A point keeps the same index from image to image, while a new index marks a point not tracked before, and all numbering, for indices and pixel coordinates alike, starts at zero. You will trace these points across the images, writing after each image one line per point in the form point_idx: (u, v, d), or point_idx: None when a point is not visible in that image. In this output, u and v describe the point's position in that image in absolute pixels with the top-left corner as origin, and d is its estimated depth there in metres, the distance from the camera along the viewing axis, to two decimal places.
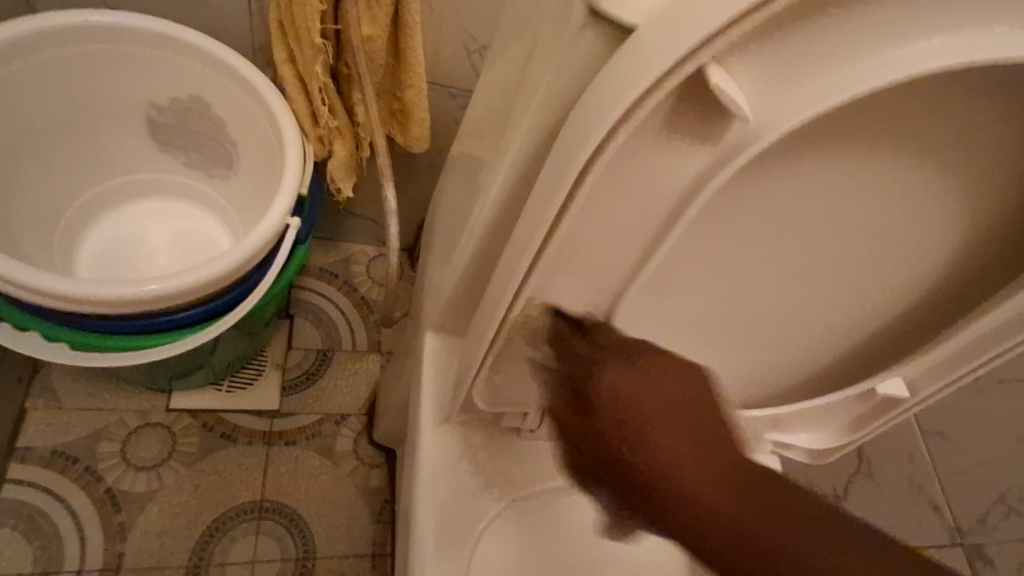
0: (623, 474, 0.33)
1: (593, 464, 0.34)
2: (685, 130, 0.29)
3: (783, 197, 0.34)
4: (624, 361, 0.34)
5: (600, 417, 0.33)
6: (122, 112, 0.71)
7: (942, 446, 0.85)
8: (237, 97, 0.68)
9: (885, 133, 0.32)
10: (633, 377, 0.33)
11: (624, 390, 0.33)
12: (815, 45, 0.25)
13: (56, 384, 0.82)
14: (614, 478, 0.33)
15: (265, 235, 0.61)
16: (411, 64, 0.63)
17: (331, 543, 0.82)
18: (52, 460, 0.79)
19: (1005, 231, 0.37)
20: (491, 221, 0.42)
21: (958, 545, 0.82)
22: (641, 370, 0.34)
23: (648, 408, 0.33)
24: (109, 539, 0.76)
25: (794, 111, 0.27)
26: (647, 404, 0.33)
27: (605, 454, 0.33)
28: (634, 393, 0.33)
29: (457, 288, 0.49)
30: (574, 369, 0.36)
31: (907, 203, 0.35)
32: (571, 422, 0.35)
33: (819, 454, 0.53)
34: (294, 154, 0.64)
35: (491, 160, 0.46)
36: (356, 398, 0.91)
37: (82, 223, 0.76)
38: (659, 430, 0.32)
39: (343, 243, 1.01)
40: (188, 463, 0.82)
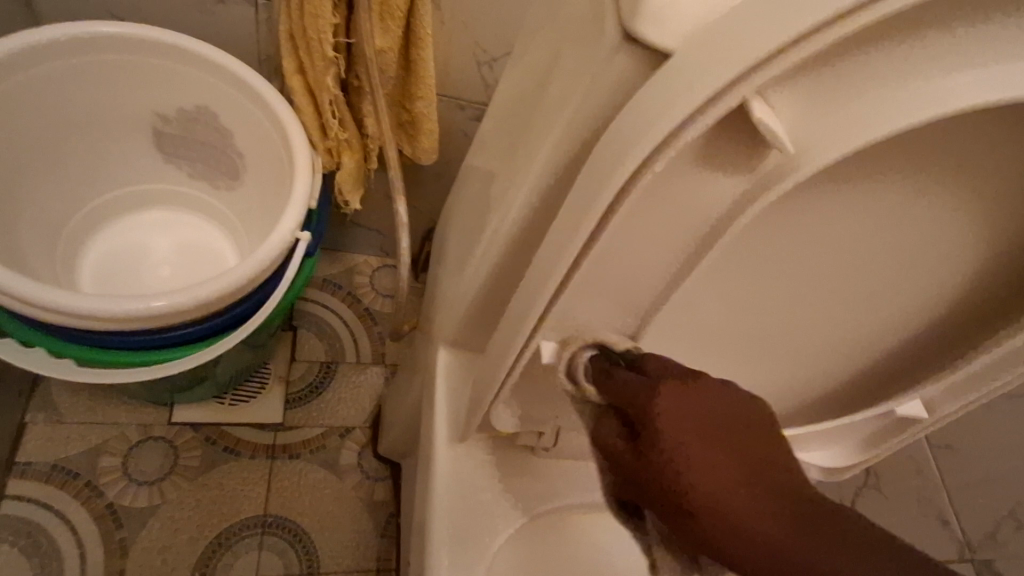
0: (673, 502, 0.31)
1: (644, 496, 0.33)
2: (720, 158, 0.29)
3: (811, 222, 0.34)
4: (674, 381, 0.32)
5: (646, 447, 0.32)
6: (127, 122, 0.71)
7: (950, 461, 0.85)
8: (245, 108, 0.67)
9: (916, 161, 0.31)
10: (678, 402, 0.31)
11: (671, 410, 0.31)
12: (860, 76, 0.25)
13: (56, 398, 0.81)
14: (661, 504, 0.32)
15: (275, 249, 0.60)
16: (422, 76, 0.62)
17: (336, 559, 0.81)
18: (52, 474, 0.77)
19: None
20: (510, 241, 0.42)
21: (968, 561, 0.81)
22: (690, 391, 0.32)
23: (694, 432, 0.31)
24: (110, 555, 0.75)
25: (837, 139, 0.26)
26: (691, 428, 0.31)
27: (647, 485, 0.32)
28: (678, 420, 0.31)
29: (473, 306, 0.49)
30: (620, 398, 0.34)
31: (934, 229, 0.35)
32: (626, 457, 0.33)
33: (833, 472, 0.52)
34: (304, 167, 0.63)
35: (509, 178, 0.46)
36: (360, 410, 0.90)
37: (86, 234, 0.75)
38: (708, 459, 0.31)
39: (346, 253, 1.00)
40: (190, 477, 0.81)
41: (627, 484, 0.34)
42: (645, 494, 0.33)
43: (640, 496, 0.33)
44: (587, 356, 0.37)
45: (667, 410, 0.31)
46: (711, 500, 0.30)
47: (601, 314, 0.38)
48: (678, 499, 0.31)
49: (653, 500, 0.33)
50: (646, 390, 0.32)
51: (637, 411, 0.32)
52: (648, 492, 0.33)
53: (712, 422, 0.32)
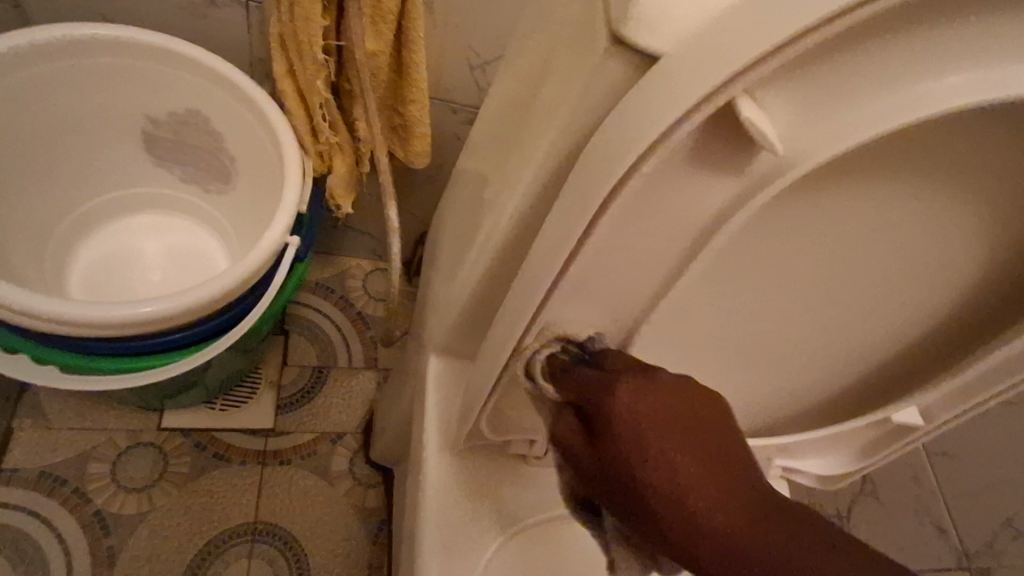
0: (633, 490, 0.31)
1: (602, 488, 0.34)
2: (713, 161, 0.28)
3: (804, 228, 0.34)
4: (635, 374, 0.33)
5: (609, 437, 0.32)
6: (117, 125, 0.70)
7: (948, 468, 0.85)
8: (236, 111, 0.67)
9: (910, 165, 0.31)
10: (637, 394, 0.32)
11: (631, 400, 0.32)
12: (851, 76, 0.24)
13: (44, 403, 0.80)
14: (621, 495, 0.32)
15: (265, 254, 0.59)
16: (414, 78, 0.62)
17: (327, 566, 0.80)
18: (39, 481, 0.76)
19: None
20: (501, 246, 0.41)
21: (965, 570, 0.81)
22: (650, 383, 0.33)
23: (651, 419, 0.31)
24: (98, 563, 0.74)
25: (828, 143, 0.26)
26: (650, 416, 0.31)
27: (609, 476, 0.33)
28: (638, 411, 0.31)
29: (463, 311, 0.48)
30: (578, 393, 0.35)
31: (930, 234, 0.35)
32: (583, 451, 0.34)
33: (829, 480, 0.51)
34: (294, 171, 0.62)
35: (500, 183, 0.45)
36: (352, 416, 0.89)
37: (74, 238, 0.74)
38: (663, 445, 0.31)
39: (339, 257, 0.99)
40: (180, 483, 0.80)
41: (590, 480, 0.35)
42: (605, 488, 0.33)
43: (599, 489, 0.34)
44: (549, 353, 0.37)
45: (626, 402, 0.32)
46: (665, 489, 0.30)
47: (593, 320, 0.37)
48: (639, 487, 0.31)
49: (613, 492, 0.33)
50: (606, 383, 0.33)
51: (596, 404, 0.33)
52: (608, 483, 0.33)
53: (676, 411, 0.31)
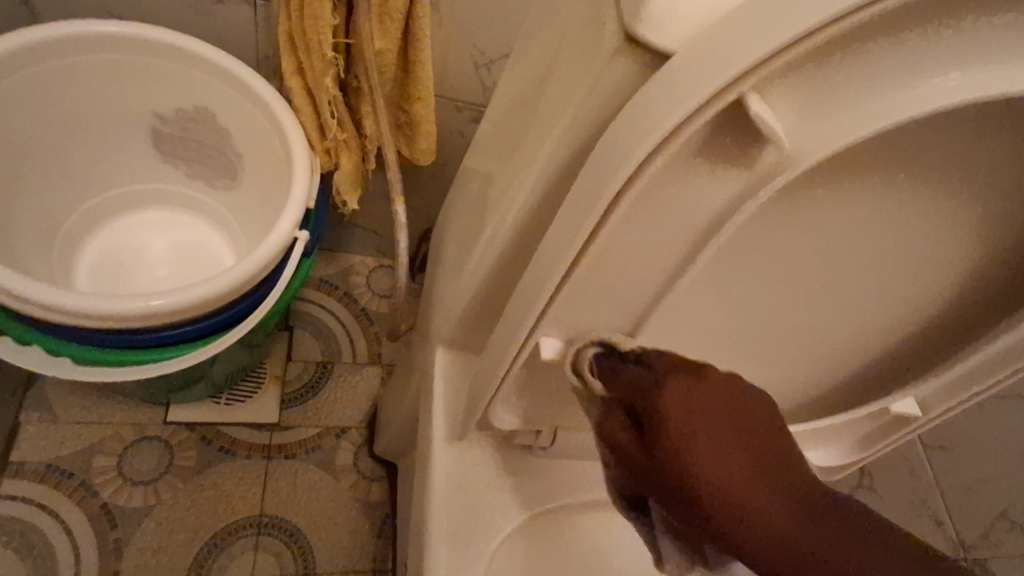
0: (681, 490, 0.31)
1: (654, 486, 0.33)
2: (719, 157, 0.29)
3: (807, 222, 0.35)
4: (685, 375, 0.33)
5: (655, 438, 0.32)
6: (125, 122, 0.71)
7: (945, 462, 0.86)
8: (243, 108, 0.67)
9: (909, 161, 0.32)
10: (689, 395, 0.32)
11: (680, 401, 0.32)
12: (854, 73, 0.25)
13: (50, 398, 0.81)
14: (670, 494, 0.32)
15: (274, 249, 0.60)
16: (420, 76, 0.62)
17: (331, 558, 0.81)
18: (46, 474, 0.77)
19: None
20: (508, 241, 0.42)
21: (961, 560, 0.82)
22: (700, 384, 0.32)
23: (700, 420, 0.31)
24: (105, 555, 0.75)
25: (833, 138, 0.27)
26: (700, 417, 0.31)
27: (658, 475, 0.33)
28: (690, 410, 0.31)
29: (471, 305, 0.49)
30: (625, 393, 0.35)
31: (928, 228, 0.36)
32: (633, 449, 0.34)
33: (828, 471, 0.52)
34: (302, 167, 0.63)
35: (507, 179, 0.46)
36: (356, 410, 0.90)
37: (82, 233, 0.75)
38: (712, 445, 0.31)
39: (342, 254, 1.00)
40: (186, 476, 0.81)
41: (639, 478, 0.35)
42: (655, 485, 0.33)
43: (649, 486, 0.34)
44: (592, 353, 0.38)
45: (677, 406, 0.32)
46: (718, 489, 0.30)
47: (600, 311, 0.38)
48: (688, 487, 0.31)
49: (663, 491, 0.33)
50: (655, 384, 0.33)
51: (645, 406, 0.33)
52: (658, 487, 0.33)
53: (723, 412, 0.32)
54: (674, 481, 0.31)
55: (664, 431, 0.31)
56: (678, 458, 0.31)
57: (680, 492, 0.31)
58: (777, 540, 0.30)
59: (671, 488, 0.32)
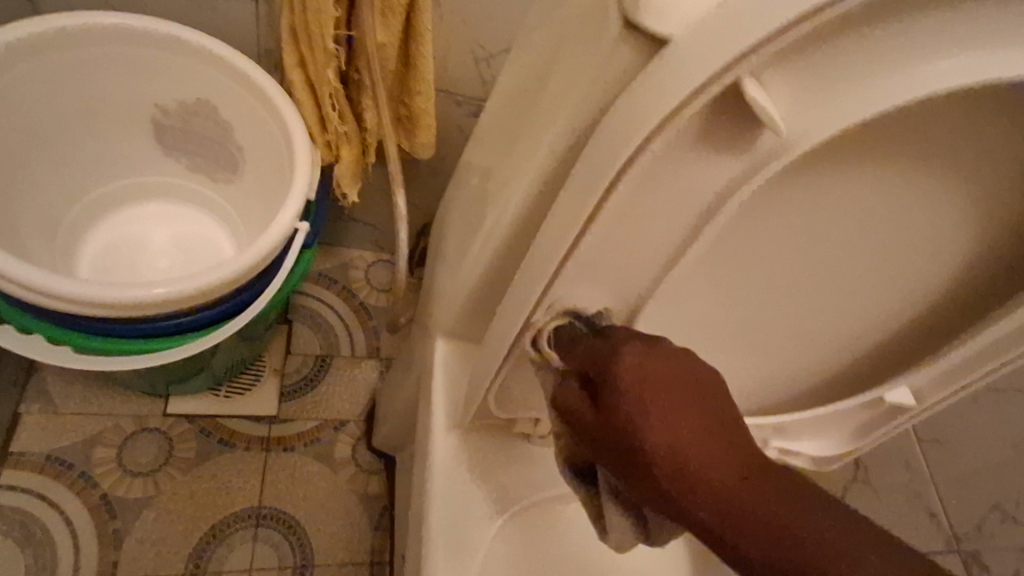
0: (629, 451, 0.32)
1: (601, 448, 0.34)
2: (718, 145, 0.30)
3: (803, 210, 0.35)
4: (639, 343, 0.34)
5: (608, 400, 0.33)
6: (127, 113, 0.71)
7: (938, 456, 0.87)
8: (246, 100, 0.68)
9: (901, 148, 0.33)
10: (641, 361, 0.33)
11: (634, 366, 0.33)
12: (849, 57, 0.26)
13: (50, 389, 0.81)
14: (618, 455, 0.33)
15: (274, 240, 0.60)
16: (421, 70, 0.63)
17: (330, 550, 0.82)
18: (46, 465, 0.77)
19: (1017, 245, 0.39)
20: (508, 231, 0.43)
21: (953, 551, 0.84)
22: (652, 351, 0.34)
23: (651, 384, 0.32)
24: (104, 546, 0.75)
25: (828, 122, 0.28)
26: (651, 382, 0.32)
27: (606, 437, 0.34)
28: (641, 375, 0.33)
29: (471, 296, 0.49)
30: (582, 359, 0.36)
31: (920, 216, 0.36)
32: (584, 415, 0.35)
33: (822, 461, 0.53)
34: (304, 159, 0.63)
35: (507, 169, 0.47)
36: (355, 404, 0.91)
37: (83, 225, 0.75)
38: (660, 408, 0.32)
39: (341, 248, 1.00)
40: (184, 468, 0.81)
41: (586, 442, 0.36)
42: (602, 448, 0.34)
43: (595, 449, 0.35)
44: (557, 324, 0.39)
45: (633, 375, 0.33)
46: (663, 450, 0.31)
47: (598, 299, 0.39)
48: (637, 447, 0.32)
49: (611, 452, 0.34)
50: (611, 350, 0.34)
51: (598, 371, 0.34)
52: (609, 452, 0.34)
53: (680, 382, 0.33)
54: (625, 447, 0.32)
55: (620, 398, 0.33)
56: (627, 421, 0.32)
57: (627, 451, 0.32)
58: (718, 502, 0.30)
59: (623, 453, 0.33)
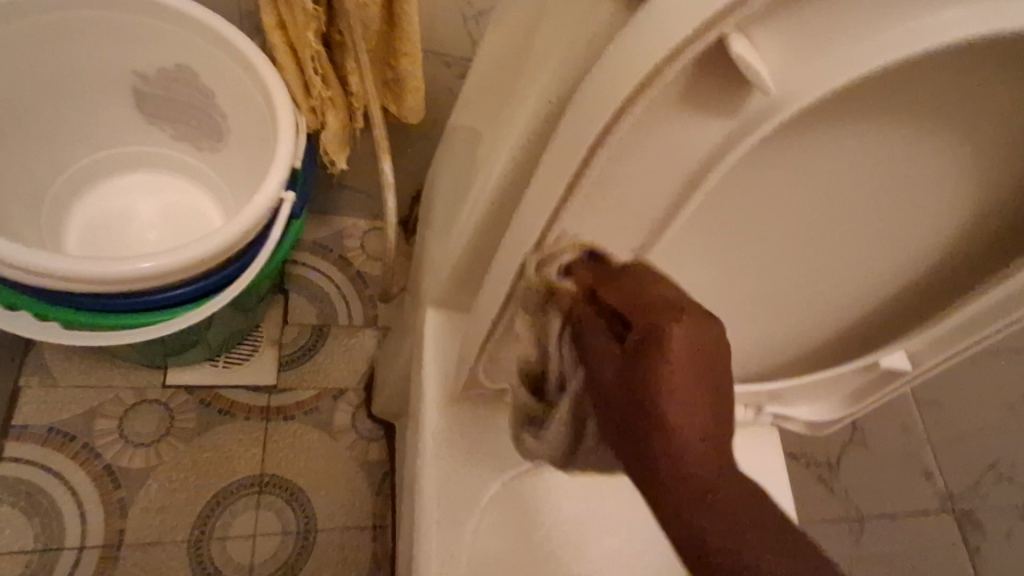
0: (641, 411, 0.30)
1: (607, 395, 0.32)
2: (704, 106, 0.28)
3: (795, 175, 0.34)
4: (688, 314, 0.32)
5: (640, 356, 0.31)
6: (105, 82, 0.69)
7: (936, 417, 0.87)
8: (226, 66, 0.65)
9: (900, 109, 0.31)
10: (687, 335, 0.31)
11: (678, 336, 0.31)
12: (845, 11, 0.24)
13: (49, 362, 0.81)
14: (622, 409, 0.31)
15: (260, 211, 0.59)
16: (407, 31, 0.60)
17: (332, 516, 0.83)
18: (49, 437, 0.78)
19: (1018, 203, 0.37)
20: (494, 199, 0.41)
21: (948, 511, 0.84)
22: (695, 324, 0.31)
23: (687, 359, 0.31)
24: (110, 515, 0.77)
25: (819, 83, 0.26)
26: (688, 356, 0.31)
27: (621, 388, 0.31)
28: (684, 349, 0.31)
29: (460, 265, 0.49)
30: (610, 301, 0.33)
31: (918, 178, 0.35)
32: (601, 363, 0.32)
33: (818, 427, 0.54)
34: (288, 126, 0.62)
35: (493, 134, 0.45)
36: (354, 372, 0.91)
37: (69, 199, 0.74)
38: (686, 382, 0.30)
39: (335, 216, 0.99)
40: (186, 438, 0.82)
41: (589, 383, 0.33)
42: (609, 395, 0.32)
43: (603, 392, 0.33)
44: (574, 258, 0.35)
45: (676, 350, 0.30)
46: (680, 423, 0.30)
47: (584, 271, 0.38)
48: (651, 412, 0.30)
49: (616, 405, 0.32)
50: (659, 313, 0.31)
51: (637, 327, 0.31)
52: (614, 403, 0.32)
53: (707, 362, 0.31)
54: (637, 406, 0.31)
55: (654, 361, 0.30)
56: (654, 383, 0.30)
57: (641, 409, 0.30)
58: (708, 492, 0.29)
59: (633, 409, 0.31)
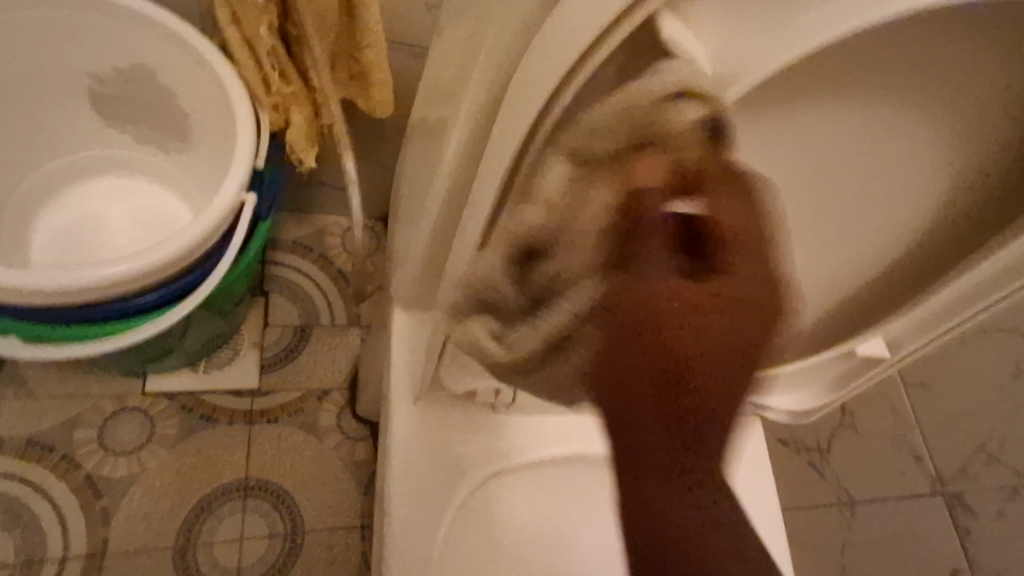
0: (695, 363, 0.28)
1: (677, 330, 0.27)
2: (632, 80, 0.29)
3: (780, 139, 0.38)
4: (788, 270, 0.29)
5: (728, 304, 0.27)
6: (61, 85, 0.67)
7: (925, 399, 0.85)
8: (183, 64, 0.64)
9: (870, 79, 0.34)
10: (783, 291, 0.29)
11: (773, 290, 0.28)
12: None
13: (25, 373, 0.80)
14: (683, 354, 0.27)
15: (220, 213, 0.58)
16: (365, 20, 0.58)
17: (319, 517, 0.82)
18: (28, 449, 0.78)
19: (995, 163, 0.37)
20: (447, 194, 0.40)
21: (939, 494, 0.83)
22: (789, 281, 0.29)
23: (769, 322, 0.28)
24: (93, 525, 0.76)
25: (760, 61, 0.29)
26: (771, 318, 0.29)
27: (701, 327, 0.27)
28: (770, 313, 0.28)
29: (425, 261, 0.47)
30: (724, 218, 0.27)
31: (891, 146, 0.38)
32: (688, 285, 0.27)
33: (800, 415, 0.52)
34: (247, 126, 0.60)
35: (446, 128, 0.44)
36: (337, 372, 0.89)
37: (33, 205, 0.73)
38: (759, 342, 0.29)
39: (315, 214, 0.96)
40: (168, 445, 0.81)
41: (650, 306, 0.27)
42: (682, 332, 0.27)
43: (677, 318, 0.27)
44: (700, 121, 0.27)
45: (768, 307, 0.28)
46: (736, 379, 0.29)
47: None
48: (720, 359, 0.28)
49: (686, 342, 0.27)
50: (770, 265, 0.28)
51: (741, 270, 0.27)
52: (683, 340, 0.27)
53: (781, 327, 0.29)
54: (708, 355, 0.28)
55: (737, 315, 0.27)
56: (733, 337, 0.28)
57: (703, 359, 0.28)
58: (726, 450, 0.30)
59: (705, 352, 0.27)
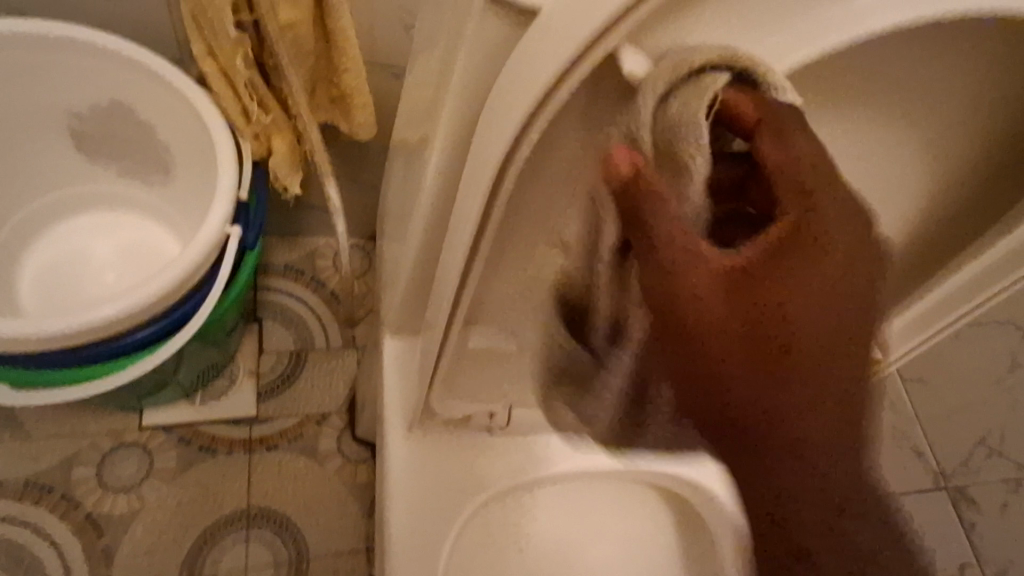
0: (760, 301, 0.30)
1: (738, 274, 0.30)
2: (600, 104, 0.29)
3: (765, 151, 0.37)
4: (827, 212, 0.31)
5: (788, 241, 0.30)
6: (40, 124, 0.67)
7: (922, 395, 0.85)
8: (162, 98, 0.64)
9: (852, 85, 0.34)
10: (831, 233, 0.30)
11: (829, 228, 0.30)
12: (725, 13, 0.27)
13: (21, 414, 0.80)
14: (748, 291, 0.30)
15: (205, 248, 0.58)
16: (341, 45, 0.58)
17: (323, 543, 0.82)
18: (27, 491, 0.77)
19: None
20: (430, 222, 0.40)
21: (942, 489, 0.83)
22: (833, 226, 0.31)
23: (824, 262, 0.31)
24: (95, 564, 0.76)
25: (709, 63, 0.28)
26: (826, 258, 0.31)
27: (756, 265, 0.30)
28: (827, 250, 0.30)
29: (410, 286, 0.47)
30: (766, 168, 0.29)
31: (871, 141, 0.39)
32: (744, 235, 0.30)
33: None
34: (227, 156, 0.60)
35: (425, 155, 0.44)
36: (335, 394, 0.89)
37: (19, 246, 0.72)
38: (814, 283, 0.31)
39: (306, 238, 0.96)
40: (169, 479, 0.81)
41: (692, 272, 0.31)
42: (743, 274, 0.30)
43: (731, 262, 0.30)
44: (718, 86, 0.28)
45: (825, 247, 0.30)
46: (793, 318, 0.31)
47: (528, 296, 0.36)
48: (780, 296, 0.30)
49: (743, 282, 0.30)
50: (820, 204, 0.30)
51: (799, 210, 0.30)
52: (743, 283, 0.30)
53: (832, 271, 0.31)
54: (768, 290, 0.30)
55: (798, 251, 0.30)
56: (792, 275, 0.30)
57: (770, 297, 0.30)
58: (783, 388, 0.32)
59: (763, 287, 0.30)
